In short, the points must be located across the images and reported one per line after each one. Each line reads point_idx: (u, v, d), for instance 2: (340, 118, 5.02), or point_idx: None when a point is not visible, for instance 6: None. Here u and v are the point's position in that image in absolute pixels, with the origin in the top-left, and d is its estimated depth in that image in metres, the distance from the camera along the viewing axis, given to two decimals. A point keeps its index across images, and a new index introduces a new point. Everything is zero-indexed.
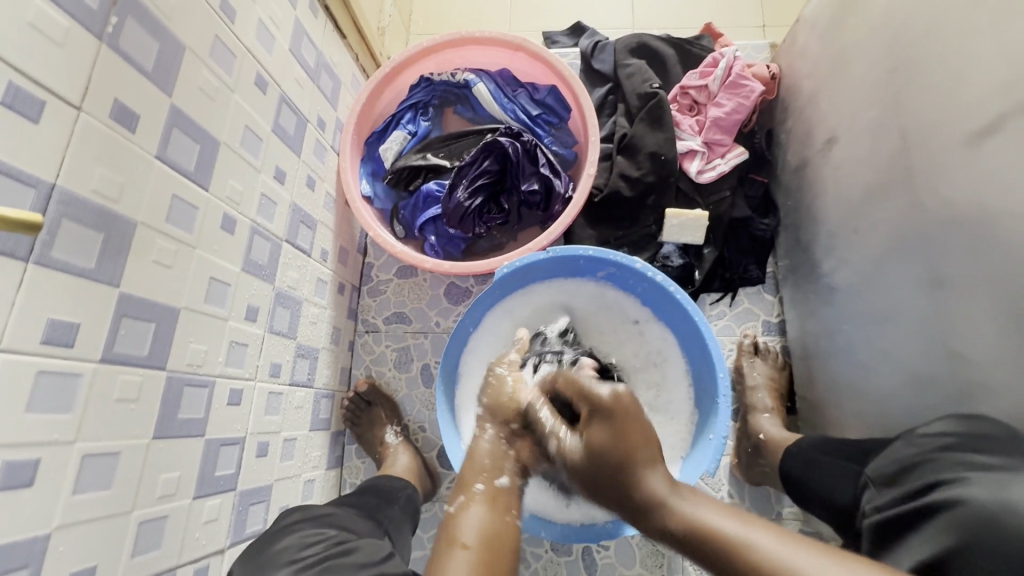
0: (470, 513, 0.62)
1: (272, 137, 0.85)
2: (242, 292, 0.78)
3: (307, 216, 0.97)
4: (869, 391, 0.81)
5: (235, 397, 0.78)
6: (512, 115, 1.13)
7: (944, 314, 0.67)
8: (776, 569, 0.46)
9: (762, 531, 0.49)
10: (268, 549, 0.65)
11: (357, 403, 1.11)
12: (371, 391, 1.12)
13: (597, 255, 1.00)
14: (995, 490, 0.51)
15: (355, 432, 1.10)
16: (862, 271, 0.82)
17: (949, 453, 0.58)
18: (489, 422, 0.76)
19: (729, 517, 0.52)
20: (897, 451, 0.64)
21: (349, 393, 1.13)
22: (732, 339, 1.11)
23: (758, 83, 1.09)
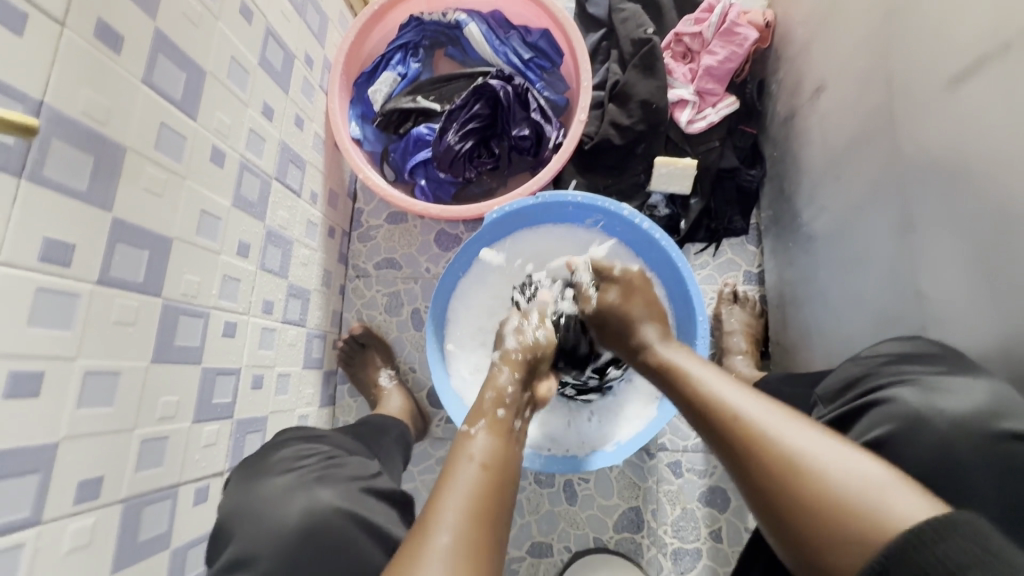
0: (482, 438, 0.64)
1: (259, 70, 0.84)
2: (233, 227, 0.79)
3: (296, 155, 0.97)
4: (839, 333, 0.86)
5: (229, 329, 0.80)
6: (504, 58, 1.11)
7: (912, 257, 0.70)
8: (742, 418, 0.54)
9: (743, 392, 0.58)
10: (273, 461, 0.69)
11: (351, 345, 1.14)
12: (365, 334, 1.14)
13: (586, 202, 1.01)
14: (925, 395, 0.58)
15: (349, 372, 1.14)
16: (839, 219, 0.85)
17: (889, 365, 0.63)
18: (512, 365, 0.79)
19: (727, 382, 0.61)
20: (843, 370, 0.67)
21: (342, 337, 1.15)
22: (715, 289, 1.14)
23: (753, 31, 1.08)
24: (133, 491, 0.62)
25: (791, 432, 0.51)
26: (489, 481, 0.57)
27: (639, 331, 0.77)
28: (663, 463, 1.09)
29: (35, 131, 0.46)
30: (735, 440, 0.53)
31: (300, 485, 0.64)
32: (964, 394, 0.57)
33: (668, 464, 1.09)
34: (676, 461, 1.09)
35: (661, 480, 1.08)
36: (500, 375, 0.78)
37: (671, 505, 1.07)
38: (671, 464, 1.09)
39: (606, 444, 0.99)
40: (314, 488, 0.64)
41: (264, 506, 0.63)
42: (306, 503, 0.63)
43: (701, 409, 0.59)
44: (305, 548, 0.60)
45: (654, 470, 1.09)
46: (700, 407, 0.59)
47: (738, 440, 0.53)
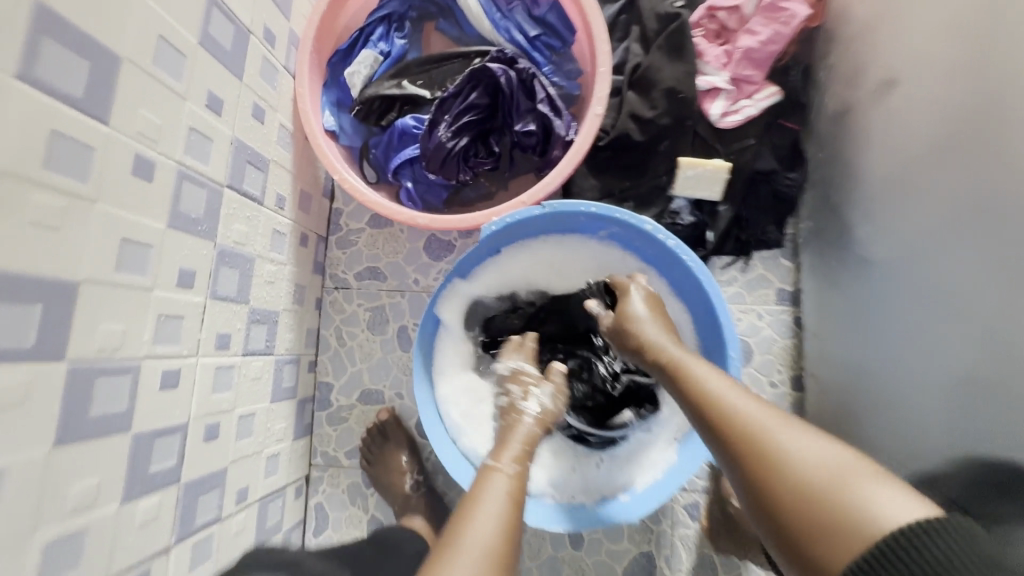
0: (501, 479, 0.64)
1: (200, 52, 0.66)
2: (171, 254, 0.64)
3: (256, 155, 0.80)
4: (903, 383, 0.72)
5: (171, 379, 0.65)
6: (505, 35, 0.93)
7: (1008, 306, 0.56)
8: (744, 428, 0.51)
9: (746, 397, 0.54)
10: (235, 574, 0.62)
11: (374, 435, 1.02)
12: (390, 425, 1.02)
13: (600, 213, 0.86)
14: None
15: (369, 469, 1.01)
16: (908, 244, 0.71)
17: None
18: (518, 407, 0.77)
19: (728, 385, 0.57)
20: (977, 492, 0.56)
21: (369, 425, 1.04)
22: (742, 308, 1.01)
23: (802, 6, 0.90)
24: None
25: (790, 439, 0.48)
26: (499, 553, 0.54)
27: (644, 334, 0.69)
28: (679, 504, 0.98)
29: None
30: (737, 448, 0.51)
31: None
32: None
33: (685, 506, 0.98)
34: (694, 503, 0.98)
35: (677, 524, 0.97)
36: (513, 436, 0.72)
37: (687, 552, 0.97)
38: (688, 506, 0.98)
39: (617, 491, 0.86)
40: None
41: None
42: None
43: (710, 421, 0.55)
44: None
45: (669, 512, 0.98)
46: (702, 413, 0.56)
47: (738, 447, 0.51)
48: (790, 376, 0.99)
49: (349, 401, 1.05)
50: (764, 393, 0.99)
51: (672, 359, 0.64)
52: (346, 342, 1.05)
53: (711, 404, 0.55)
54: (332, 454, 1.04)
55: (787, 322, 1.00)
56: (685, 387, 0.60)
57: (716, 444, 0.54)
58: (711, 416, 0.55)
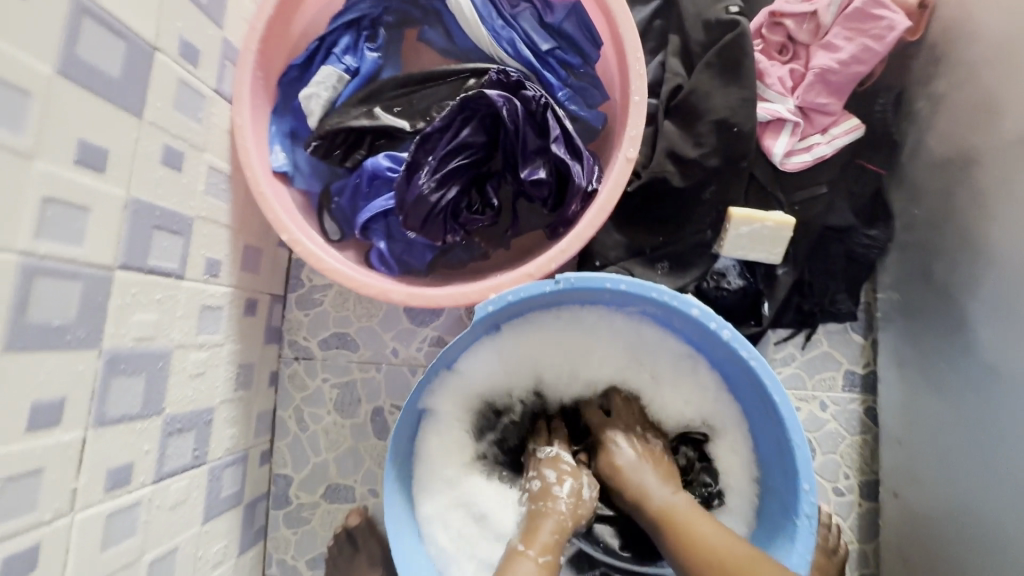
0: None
1: (59, 86, 0.46)
2: (10, 389, 0.44)
3: (169, 216, 0.59)
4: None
5: (22, 562, 0.46)
6: (509, 48, 0.71)
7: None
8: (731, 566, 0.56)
9: (712, 521, 0.61)
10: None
11: (342, 541, 0.83)
12: (363, 531, 0.83)
13: (632, 291, 0.65)
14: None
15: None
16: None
17: None
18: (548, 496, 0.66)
19: (704, 518, 0.61)
20: None
21: (338, 527, 0.85)
22: (801, 395, 0.80)
23: (901, 15, 0.69)
24: None
25: None
26: None
27: (642, 483, 0.66)
28: None
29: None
30: None
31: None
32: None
33: None
34: None
35: None
36: (543, 529, 0.63)
37: None
38: None
39: None
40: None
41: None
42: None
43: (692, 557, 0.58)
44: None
45: None
46: (698, 561, 0.58)
47: None
48: (861, 483, 0.78)
49: (312, 499, 0.85)
50: (828, 504, 0.78)
51: (656, 504, 0.64)
52: (308, 427, 0.85)
53: (701, 549, 0.58)
54: (290, 564, 0.85)
55: (857, 414, 0.79)
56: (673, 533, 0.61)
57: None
58: (693, 554, 0.58)
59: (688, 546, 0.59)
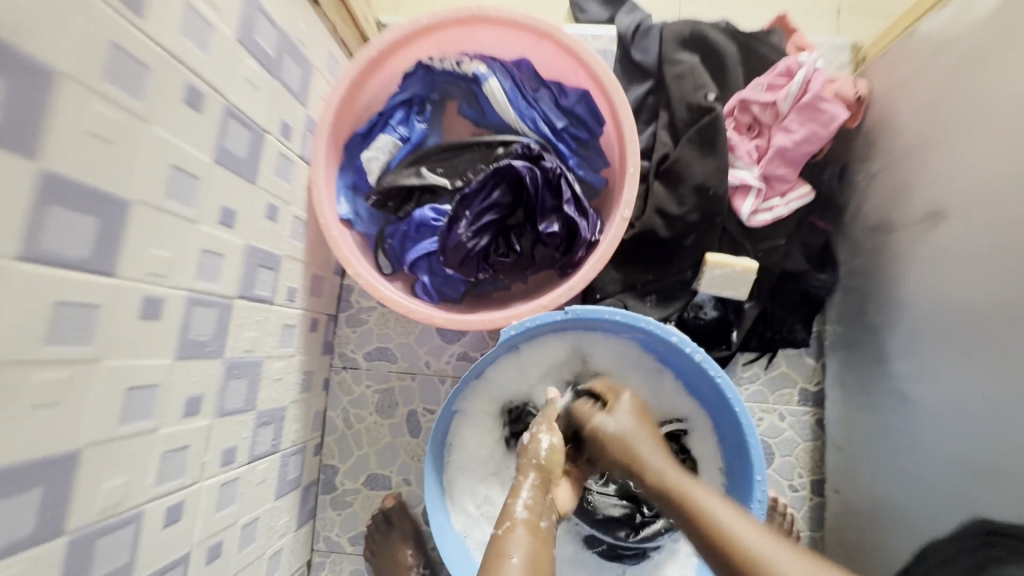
0: None
1: (214, 169, 0.63)
2: (178, 386, 0.61)
3: (268, 256, 0.77)
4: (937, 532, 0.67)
5: (174, 514, 0.63)
6: (531, 124, 0.89)
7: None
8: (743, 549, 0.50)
9: (727, 506, 0.55)
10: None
11: (379, 521, 0.99)
12: (398, 512, 0.99)
13: (625, 321, 0.83)
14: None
15: (372, 555, 0.97)
16: (970, 405, 0.64)
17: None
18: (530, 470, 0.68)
19: (717, 498, 0.56)
20: None
21: (375, 510, 1.01)
22: (763, 408, 0.97)
23: (841, 107, 0.87)
24: None
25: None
26: None
27: (639, 450, 0.64)
28: None
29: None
30: None
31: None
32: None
33: None
34: None
35: None
36: (515, 502, 0.64)
37: None
38: None
39: None
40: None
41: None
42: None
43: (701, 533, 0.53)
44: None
45: None
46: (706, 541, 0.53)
47: None
48: (812, 480, 0.96)
49: (355, 486, 1.02)
50: (784, 497, 0.95)
51: (660, 480, 0.60)
52: (353, 425, 1.02)
53: (707, 522, 0.53)
54: (335, 539, 1.01)
55: (808, 424, 0.96)
56: (682, 511, 0.56)
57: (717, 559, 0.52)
58: (703, 529, 0.53)
59: (689, 514, 0.55)
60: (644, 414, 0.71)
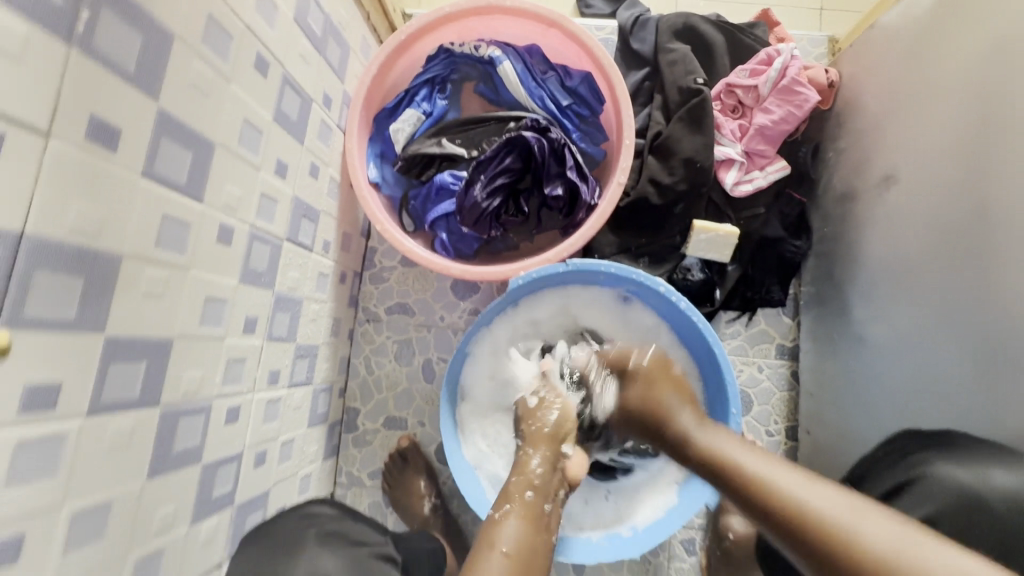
0: (509, 523, 0.70)
1: (274, 126, 0.75)
2: (240, 304, 0.73)
3: (309, 208, 0.89)
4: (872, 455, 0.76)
5: (232, 414, 0.74)
6: (539, 102, 1.01)
7: (998, 407, 0.65)
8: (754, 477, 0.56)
9: (746, 449, 0.61)
10: (293, 535, 0.67)
11: (396, 460, 1.10)
12: (412, 451, 1.10)
13: (619, 273, 0.94)
14: (975, 470, 0.61)
15: (391, 490, 1.08)
16: (913, 337, 0.76)
17: (934, 467, 0.64)
18: (541, 446, 0.80)
19: (735, 445, 0.63)
20: (894, 474, 0.68)
21: (392, 450, 1.12)
22: (744, 361, 1.08)
23: (814, 91, 0.98)
24: None
25: (795, 486, 0.53)
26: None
27: (662, 404, 0.72)
28: (677, 539, 1.05)
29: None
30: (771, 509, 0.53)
31: (308, 551, 0.65)
32: (1019, 471, 0.60)
33: (681, 541, 1.06)
34: (691, 539, 1.05)
35: (673, 557, 1.05)
36: (526, 473, 0.76)
37: None
38: (685, 541, 1.05)
39: (621, 527, 0.95)
40: (320, 555, 0.65)
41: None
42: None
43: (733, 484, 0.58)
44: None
45: (666, 547, 1.05)
46: (729, 485, 0.59)
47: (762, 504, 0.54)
48: (786, 427, 1.06)
49: (375, 426, 1.13)
50: (761, 441, 1.06)
51: (682, 434, 0.68)
52: (374, 371, 1.14)
53: (727, 468, 0.60)
54: (356, 474, 1.13)
55: (784, 376, 1.07)
56: (705, 459, 0.63)
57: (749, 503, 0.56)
58: (725, 471, 0.60)
59: (712, 463, 0.62)
60: (666, 368, 0.78)
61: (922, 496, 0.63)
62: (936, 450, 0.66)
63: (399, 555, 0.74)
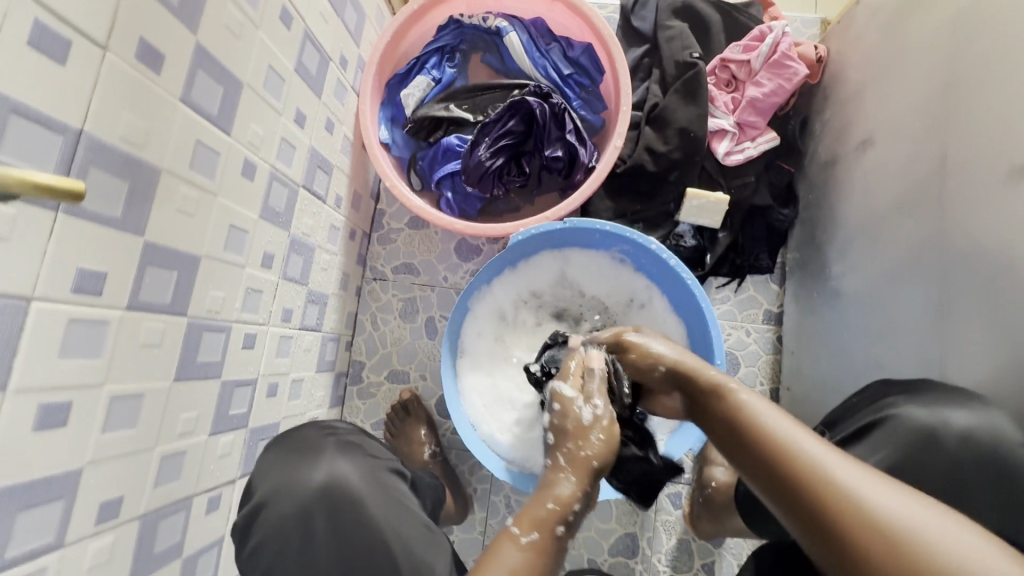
0: (523, 551, 0.56)
1: (295, 77, 0.81)
2: (259, 239, 0.78)
3: (324, 160, 0.95)
4: (843, 405, 0.78)
5: (249, 340, 0.80)
6: (542, 72, 1.07)
7: (942, 342, 0.71)
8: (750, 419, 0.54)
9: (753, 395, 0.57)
10: (313, 441, 0.73)
11: (397, 411, 1.14)
12: (413, 403, 1.15)
13: (613, 232, 1.00)
14: (932, 410, 0.65)
15: (392, 437, 1.14)
16: (885, 288, 0.82)
17: (896, 408, 0.67)
18: (580, 466, 0.63)
19: (748, 392, 0.58)
20: (859, 418, 0.71)
21: (394, 401, 1.17)
22: (732, 324, 1.13)
23: (803, 66, 1.04)
24: (151, 507, 0.63)
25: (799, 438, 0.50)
26: None
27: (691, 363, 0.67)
28: (664, 493, 1.10)
29: (80, 196, 0.44)
30: (764, 458, 0.50)
31: (324, 457, 0.71)
32: (974, 411, 0.64)
33: (668, 495, 1.10)
34: (677, 493, 1.10)
35: (660, 510, 1.10)
36: (564, 485, 0.62)
37: (667, 535, 1.09)
38: (671, 495, 1.10)
39: None
40: (336, 460, 0.70)
41: (290, 474, 0.69)
42: (327, 477, 0.69)
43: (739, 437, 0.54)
44: (316, 520, 0.67)
45: (653, 500, 1.10)
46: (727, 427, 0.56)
47: (756, 456, 0.51)
48: (770, 388, 1.11)
49: (378, 379, 1.19)
50: None
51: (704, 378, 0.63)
52: (379, 327, 1.19)
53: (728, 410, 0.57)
54: (359, 424, 1.18)
55: (771, 340, 1.12)
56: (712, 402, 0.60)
57: (753, 460, 0.52)
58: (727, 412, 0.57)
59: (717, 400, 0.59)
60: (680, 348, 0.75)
61: (879, 434, 0.66)
62: (902, 395, 0.69)
63: (409, 472, 0.79)
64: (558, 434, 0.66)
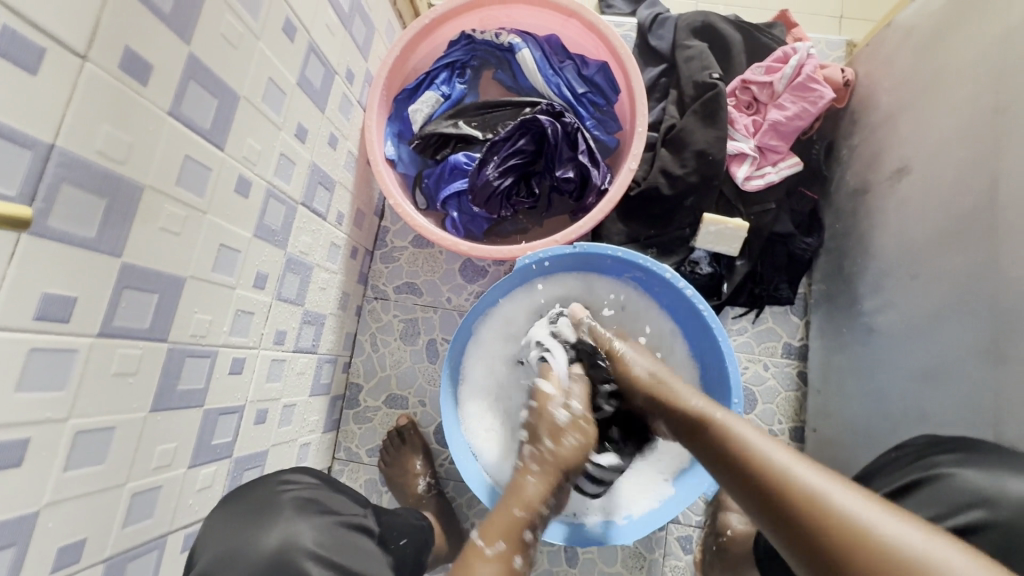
0: (494, 564, 0.63)
1: (297, 90, 0.78)
2: (253, 258, 0.74)
3: (326, 176, 0.91)
4: (882, 458, 0.71)
5: (237, 365, 0.75)
6: (555, 90, 1.04)
7: (993, 394, 0.65)
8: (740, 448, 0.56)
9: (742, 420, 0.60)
10: (266, 500, 0.68)
11: (393, 438, 1.09)
12: (409, 429, 1.09)
13: (625, 258, 0.95)
14: (988, 475, 0.58)
15: (385, 466, 1.08)
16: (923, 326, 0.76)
17: (952, 468, 0.61)
18: (545, 471, 0.73)
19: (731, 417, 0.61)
20: (904, 473, 0.65)
21: (389, 427, 1.12)
22: (750, 358, 1.07)
23: (829, 89, 0.99)
24: (117, 548, 0.58)
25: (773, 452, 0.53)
26: None
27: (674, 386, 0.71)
28: (673, 536, 1.03)
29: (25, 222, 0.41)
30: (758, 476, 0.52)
31: (280, 518, 0.66)
32: None
33: (678, 537, 1.04)
34: (687, 536, 1.03)
35: (669, 554, 1.03)
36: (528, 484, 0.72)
37: None
38: (681, 538, 1.03)
39: (615, 515, 0.93)
40: (294, 522, 0.66)
41: (256, 528, 0.64)
42: (281, 541, 0.64)
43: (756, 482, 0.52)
44: None
45: (662, 543, 1.03)
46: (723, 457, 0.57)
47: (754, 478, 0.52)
48: (791, 427, 1.04)
49: (376, 403, 1.14)
50: None
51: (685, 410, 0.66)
52: (378, 348, 1.14)
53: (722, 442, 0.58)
54: (354, 450, 1.13)
55: (791, 375, 1.06)
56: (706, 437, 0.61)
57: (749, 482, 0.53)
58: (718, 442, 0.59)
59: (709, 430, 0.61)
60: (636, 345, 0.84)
61: (923, 493, 0.60)
62: (954, 455, 0.62)
63: (376, 526, 0.76)
64: (539, 430, 0.78)
